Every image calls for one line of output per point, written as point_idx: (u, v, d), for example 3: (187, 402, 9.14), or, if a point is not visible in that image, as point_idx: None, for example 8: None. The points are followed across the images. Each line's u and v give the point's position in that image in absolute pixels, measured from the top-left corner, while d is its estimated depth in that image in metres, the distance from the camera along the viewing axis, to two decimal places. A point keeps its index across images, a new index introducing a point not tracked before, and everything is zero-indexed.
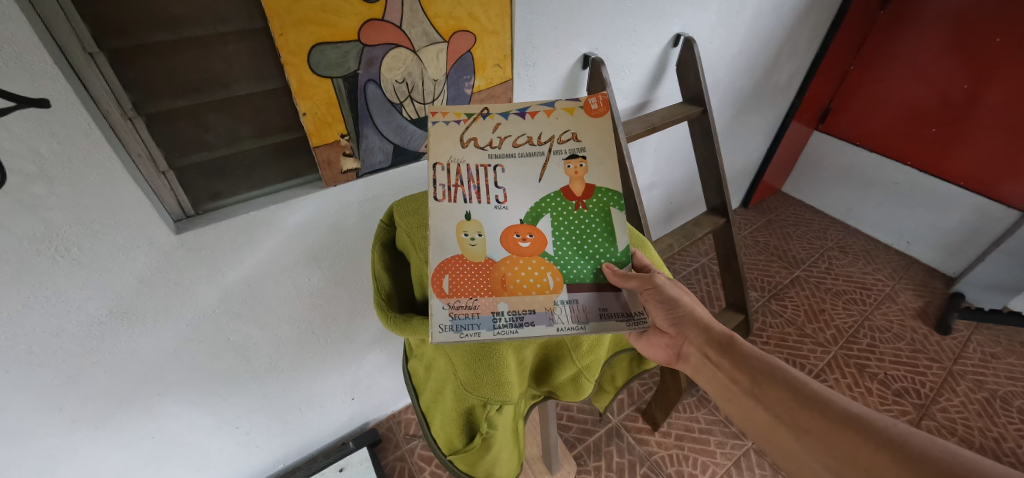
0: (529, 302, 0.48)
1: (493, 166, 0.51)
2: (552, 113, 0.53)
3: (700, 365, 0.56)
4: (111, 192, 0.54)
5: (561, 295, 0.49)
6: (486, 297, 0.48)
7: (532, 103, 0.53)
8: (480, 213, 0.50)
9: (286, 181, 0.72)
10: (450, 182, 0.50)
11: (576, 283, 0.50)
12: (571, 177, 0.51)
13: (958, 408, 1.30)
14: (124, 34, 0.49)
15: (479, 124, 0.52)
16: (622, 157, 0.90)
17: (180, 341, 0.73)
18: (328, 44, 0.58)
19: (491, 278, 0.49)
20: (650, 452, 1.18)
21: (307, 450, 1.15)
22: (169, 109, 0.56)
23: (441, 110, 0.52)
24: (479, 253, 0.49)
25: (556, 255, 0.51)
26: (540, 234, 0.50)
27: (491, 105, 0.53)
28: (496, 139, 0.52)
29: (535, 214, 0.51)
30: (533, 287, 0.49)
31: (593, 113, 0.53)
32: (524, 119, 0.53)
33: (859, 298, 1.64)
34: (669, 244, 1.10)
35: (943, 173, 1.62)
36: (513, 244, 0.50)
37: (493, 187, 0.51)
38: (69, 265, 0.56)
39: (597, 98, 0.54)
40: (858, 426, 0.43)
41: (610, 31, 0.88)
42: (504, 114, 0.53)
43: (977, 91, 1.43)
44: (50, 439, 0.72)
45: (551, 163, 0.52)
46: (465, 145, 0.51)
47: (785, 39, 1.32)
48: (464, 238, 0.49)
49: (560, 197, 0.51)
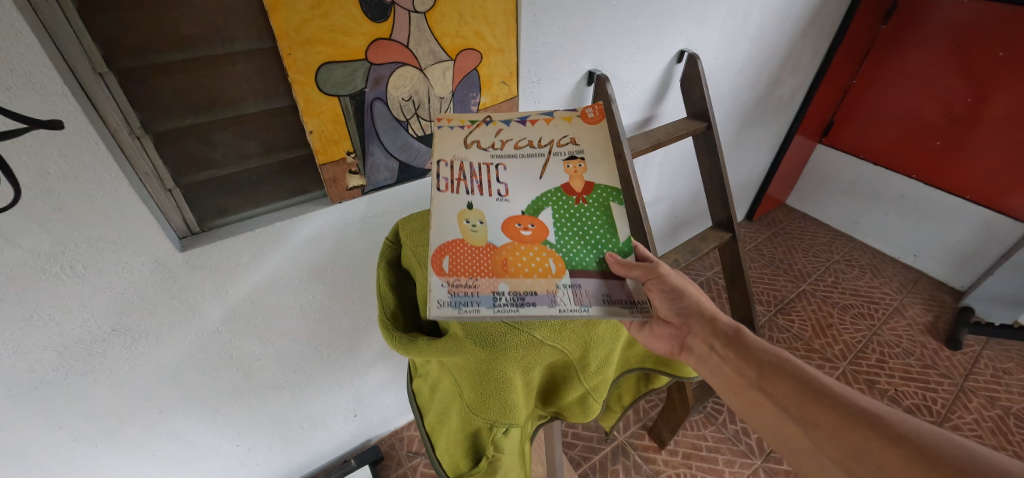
0: (531, 283, 0.46)
1: (495, 164, 0.52)
2: (552, 121, 0.56)
3: (706, 355, 0.54)
4: (117, 210, 0.54)
5: (562, 279, 0.47)
6: (486, 276, 0.45)
7: (532, 113, 0.56)
8: (482, 203, 0.49)
9: (292, 198, 0.72)
10: (454, 176, 0.50)
11: (578, 269, 0.48)
12: (571, 175, 0.52)
13: (971, 426, 1.28)
14: (135, 55, 0.50)
15: (481, 128, 0.54)
16: (627, 173, 0.89)
17: (181, 359, 0.72)
18: (336, 64, 0.58)
19: (492, 260, 0.46)
20: (657, 471, 1.15)
21: (308, 467, 1.13)
22: (176, 127, 0.56)
23: (446, 117, 0.55)
24: (480, 238, 0.47)
25: (558, 243, 0.49)
26: (541, 223, 0.49)
27: (494, 114, 0.57)
28: (499, 142, 0.54)
29: (536, 207, 0.50)
30: (534, 270, 0.46)
31: (590, 120, 0.56)
32: (524, 126, 0.55)
33: (867, 312, 1.62)
34: (675, 260, 1.10)
35: (948, 186, 1.61)
36: (514, 231, 0.49)
37: (495, 182, 0.51)
38: (73, 282, 0.56)
39: (592, 109, 0.58)
40: (870, 422, 0.41)
41: (614, 48, 0.88)
42: (505, 121, 0.56)
43: (980, 104, 1.43)
44: (49, 458, 0.71)
45: (552, 163, 0.53)
46: (468, 146, 0.53)
47: (788, 54, 1.32)
48: (465, 225, 0.48)
49: (560, 192, 0.51)
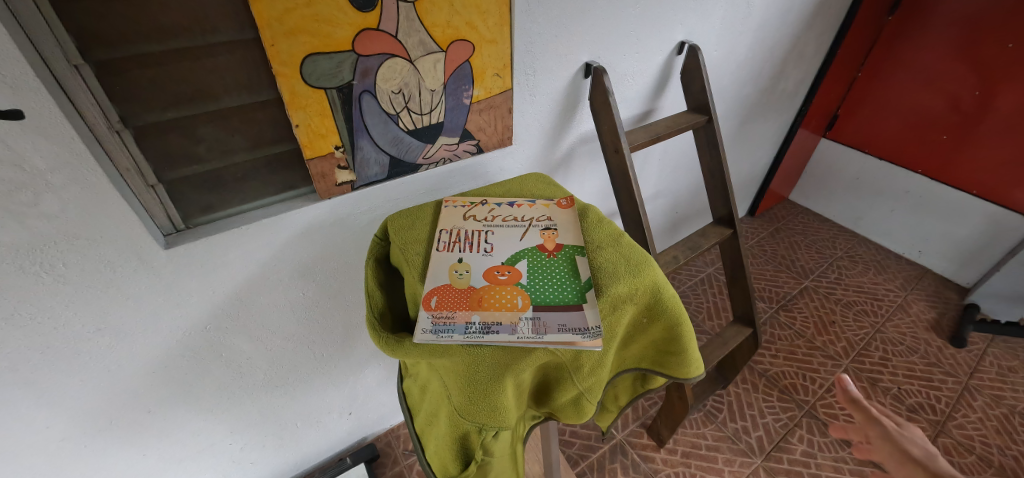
0: (497, 315, 0.48)
1: (485, 231, 0.60)
2: (534, 206, 0.65)
3: None
4: (97, 206, 0.52)
5: (526, 313, 0.48)
6: (463, 309, 0.48)
7: (519, 198, 0.67)
8: (470, 258, 0.55)
9: (280, 194, 0.70)
10: (450, 239, 0.58)
11: (545, 304, 0.49)
12: (545, 238, 0.59)
13: (975, 424, 1.25)
14: (112, 45, 0.48)
15: (478, 207, 0.65)
16: (625, 167, 0.87)
17: (169, 357, 0.71)
18: (321, 55, 0.56)
19: (470, 298, 0.50)
20: (655, 470, 1.14)
21: (304, 465, 1.12)
22: (157, 121, 0.55)
23: (453, 199, 0.66)
24: (464, 283, 0.52)
25: (529, 284, 0.52)
26: (517, 270, 0.54)
27: (489, 197, 0.67)
28: (490, 216, 0.63)
29: (514, 258, 0.56)
30: (503, 305, 0.49)
31: (563, 206, 0.65)
32: (512, 207, 0.65)
33: (871, 309, 1.60)
34: (674, 257, 1.00)
35: (954, 181, 1.58)
36: (492, 277, 0.53)
37: (483, 242, 0.58)
38: (54, 280, 0.54)
39: (567, 198, 0.67)
40: None
41: (613, 39, 0.86)
42: (498, 203, 0.66)
43: (988, 98, 1.40)
44: (35, 458, 0.70)
45: (530, 232, 0.60)
46: (466, 218, 0.62)
47: (792, 45, 1.29)
48: (454, 274, 0.53)
49: (535, 250, 0.57)
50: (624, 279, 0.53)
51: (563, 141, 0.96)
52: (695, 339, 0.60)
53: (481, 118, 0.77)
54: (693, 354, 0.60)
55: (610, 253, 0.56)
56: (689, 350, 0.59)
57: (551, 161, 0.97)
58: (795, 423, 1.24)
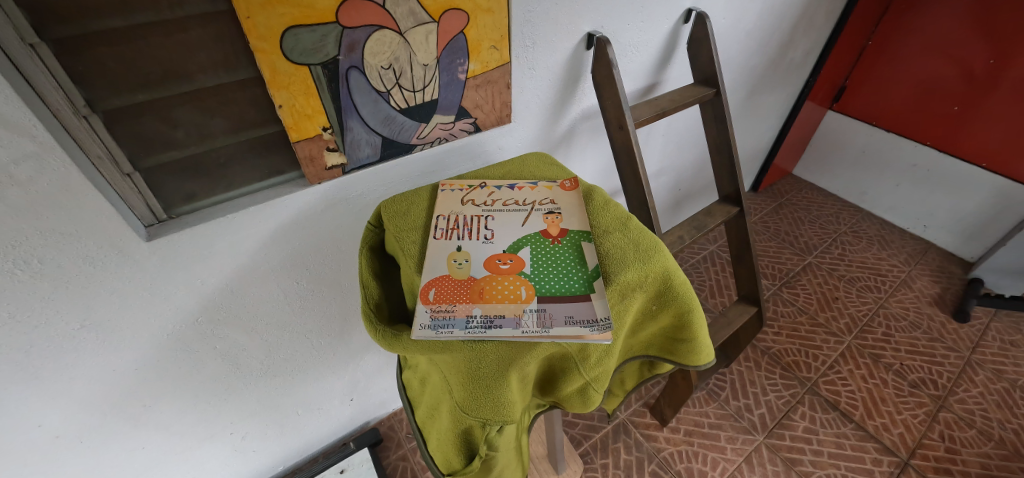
0: (500, 307, 0.45)
1: (485, 216, 0.57)
2: (535, 188, 0.62)
3: None
4: (68, 200, 0.48)
5: (531, 305, 0.46)
6: (463, 302, 0.46)
7: (520, 180, 0.63)
8: (469, 245, 0.52)
9: (266, 180, 0.66)
10: (448, 226, 0.55)
11: (550, 295, 0.47)
12: (548, 223, 0.56)
13: (976, 399, 1.25)
14: (70, 21, 0.43)
15: (476, 191, 0.61)
16: (630, 145, 0.83)
17: (160, 351, 0.69)
18: (303, 28, 0.52)
19: (472, 290, 0.47)
20: (658, 448, 1.15)
21: (307, 451, 1.13)
22: (129, 104, 0.50)
23: (450, 182, 0.62)
24: (463, 273, 0.49)
25: (533, 274, 0.49)
26: (520, 259, 0.51)
27: (488, 179, 0.64)
28: (490, 200, 0.60)
29: (516, 246, 0.53)
30: (506, 297, 0.46)
31: (567, 188, 0.61)
32: (512, 191, 0.62)
33: (874, 284, 1.59)
34: (680, 237, 0.97)
35: (962, 152, 1.54)
36: (494, 266, 0.50)
37: (483, 228, 0.55)
38: (30, 277, 0.51)
39: (571, 179, 0.63)
40: None
41: (616, 8, 0.80)
42: (498, 186, 0.62)
43: (1001, 67, 1.34)
44: (29, 455, 0.68)
45: (532, 217, 0.57)
46: (464, 203, 0.59)
47: (802, 12, 1.23)
48: (452, 264, 0.50)
49: (538, 236, 0.54)
50: (633, 266, 0.50)
51: (564, 117, 0.91)
52: (706, 326, 0.58)
53: (477, 95, 0.73)
54: (702, 341, 0.58)
55: (618, 238, 0.53)
56: (699, 337, 0.57)
57: (552, 139, 0.93)
58: (797, 400, 1.25)
